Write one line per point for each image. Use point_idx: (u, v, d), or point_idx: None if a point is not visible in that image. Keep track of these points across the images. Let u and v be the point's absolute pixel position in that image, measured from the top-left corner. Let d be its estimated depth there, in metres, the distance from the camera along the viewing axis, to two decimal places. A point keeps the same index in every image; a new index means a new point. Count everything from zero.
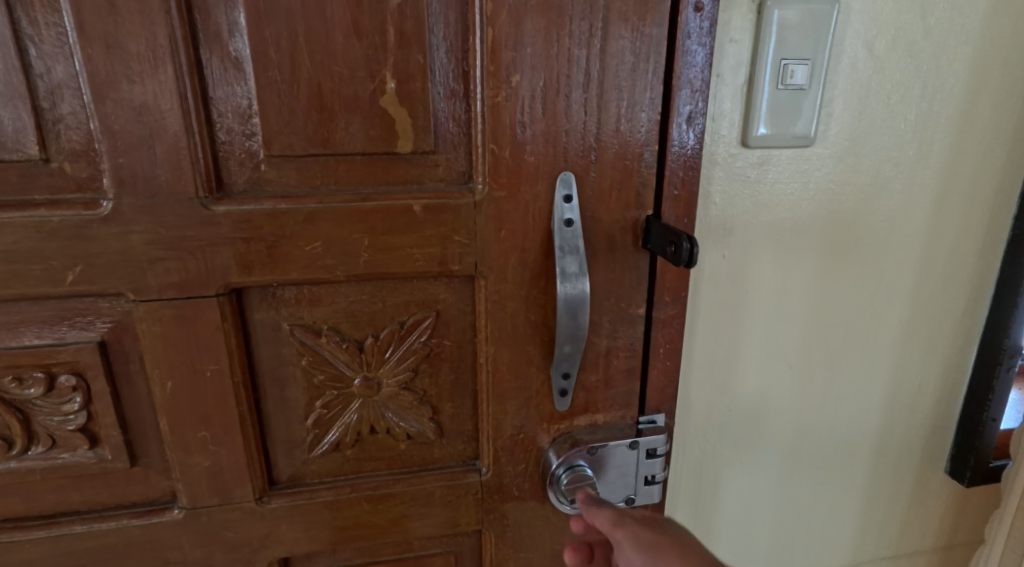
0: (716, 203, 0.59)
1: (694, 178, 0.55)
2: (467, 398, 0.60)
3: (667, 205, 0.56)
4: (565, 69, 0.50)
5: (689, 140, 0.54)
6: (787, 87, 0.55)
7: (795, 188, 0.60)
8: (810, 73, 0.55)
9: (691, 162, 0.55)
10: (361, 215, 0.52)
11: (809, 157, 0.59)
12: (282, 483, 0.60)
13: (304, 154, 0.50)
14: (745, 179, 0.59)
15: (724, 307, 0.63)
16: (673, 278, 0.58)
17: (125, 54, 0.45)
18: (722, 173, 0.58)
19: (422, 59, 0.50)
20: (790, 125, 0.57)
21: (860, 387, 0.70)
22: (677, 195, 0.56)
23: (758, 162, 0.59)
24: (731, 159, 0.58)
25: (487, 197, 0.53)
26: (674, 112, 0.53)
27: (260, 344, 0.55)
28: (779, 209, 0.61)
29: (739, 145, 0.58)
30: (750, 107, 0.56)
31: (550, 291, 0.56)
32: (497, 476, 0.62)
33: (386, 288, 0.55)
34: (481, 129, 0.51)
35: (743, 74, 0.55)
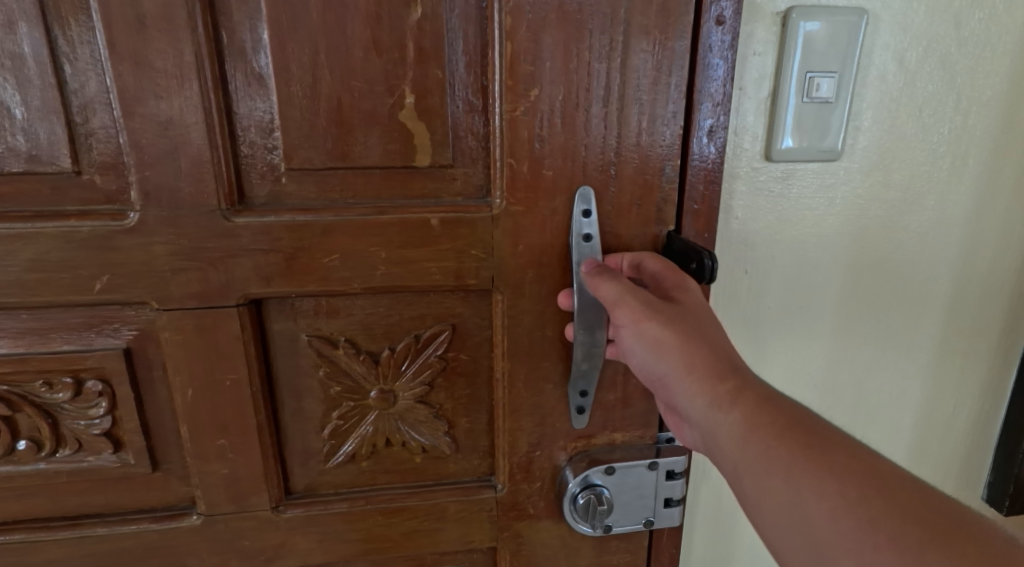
0: (737, 217, 0.58)
1: (714, 194, 0.54)
2: (483, 413, 0.60)
3: (688, 220, 0.55)
4: (585, 82, 0.50)
5: (711, 154, 0.53)
6: (813, 100, 0.54)
7: (820, 203, 0.58)
8: (837, 86, 0.54)
9: (711, 177, 0.54)
10: (378, 228, 0.52)
11: (836, 171, 0.57)
12: (298, 494, 0.60)
13: (323, 168, 0.51)
14: (768, 193, 0.57)
15: (744, 324, 0.61)
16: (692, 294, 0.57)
17: (153, 71, 0.47)
18: (744, 187, 0.57)
19: (441, 73, 0.50)
20: (815, 139, 0.55)
21: (889, 408, 0.67)
22: (697, 209, 0.55)
23: (782, 176, 0.57)
24: (754, 174, 0.57)
25: (505, 211, 0.52)
26: (696, 125, 0.52)
27: (279, 354, 0.56)
28: (804, 224, 0.59)
29: (763, 158, 0.56)
30: (774, 120, 0.55)
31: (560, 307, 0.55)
32: (512, 493, 0.61)
33: (402, 301, 0.56)
34: (499, 143, 0.51)
35: (767, 86, 0.54)
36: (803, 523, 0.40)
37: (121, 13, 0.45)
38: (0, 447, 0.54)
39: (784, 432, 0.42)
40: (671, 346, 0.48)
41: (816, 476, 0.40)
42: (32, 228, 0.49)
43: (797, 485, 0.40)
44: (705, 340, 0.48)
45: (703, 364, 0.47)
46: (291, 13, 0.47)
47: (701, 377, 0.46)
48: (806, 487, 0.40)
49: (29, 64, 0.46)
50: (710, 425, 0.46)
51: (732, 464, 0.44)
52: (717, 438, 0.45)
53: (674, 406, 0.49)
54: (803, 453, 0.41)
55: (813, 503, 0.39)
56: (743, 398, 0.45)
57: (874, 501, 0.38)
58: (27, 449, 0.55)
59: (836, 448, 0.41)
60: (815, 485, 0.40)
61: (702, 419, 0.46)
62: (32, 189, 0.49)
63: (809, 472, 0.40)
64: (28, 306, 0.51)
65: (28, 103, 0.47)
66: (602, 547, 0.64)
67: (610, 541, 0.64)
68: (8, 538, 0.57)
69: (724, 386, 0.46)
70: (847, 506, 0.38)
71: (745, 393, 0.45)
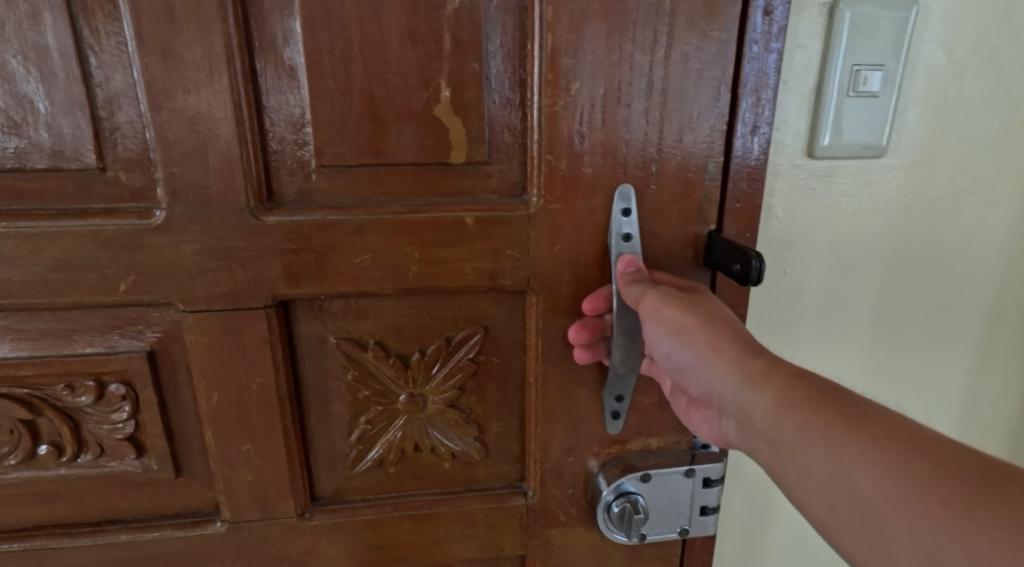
0: (777, 216, 0.56)
1: (756, 192, 0.52)
2: (515, 417, 0.58)
3: (728, 220, 0.53)
4: (626, 75, 0.48)
5: (754, 151, 0.51)
6: (860, 95, 0.52)
7: (862, 201, 0.56)
8: (884, 79, 0.52)
9: (754, 174, 0.52)
10: (410, 227, 0.50)
11: (879, 169, 0.55)
12: (324, 500, 0.59)
13: (354, 164, 0.49)
14: (809, 192, 0.55)
15: (780, 326, 0.59)
16: (732, 295, 0.55)
17: (181, 63, 0.45)
18: (784, 185, 0.55)
19: (478, 66, 0.48)
20: (860, 135, 0.53)
21: (928, 412, 0.65)
22: (739, 209, 0.53)
23: (824, 174, 0.55)
24: (795, 171, 0.55)
25: (542, 210, 0.51)
26: (739, 120, 0.50)
27: (306, 357, 0.54)
28: (845, 223, 0.57)
29: (805, 156, 0.54)
30: (817, 115, 0.53)
31: (585, 314, 0.54)
32: (543, 500, 0.60)
33: (434, 302, 0.54)
34: (538, 138, 0.49)
35: (811, 79, 0.52)
36: (852, 494, 0.38)
37: (149, 3, 0.44)
38: (21, 452, 0.53)
39: (819, 403, 0.40)
40: (692, 329, 0.46)
41: (859, 444, 0.38)
42: (57, 226, 0.47)
43: (839, 455, 0.38)
44: (727, 322, 0.47)
45: (726, 345, 0.45)
46: (324, 3, 0.45)
47: (726, 356, 0.45)
48: (847, 456, 0.38)
49: (54, 56, 0.45)
50: (743, 405, 0.44)
51: (768, 441, 0.42)
52: (751, 418, 0.43)
53: (703, 391, 0.48)
54: (842, 422, 0.39)
55: (859, 472, 0.37)
56: (773, 373, 0.43)
57: (924, 463, 0.35)
58: (48, 454, 0.53)
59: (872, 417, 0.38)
60: (857, 453, 0.37)
61: (736, 399, 0.44)
62: (56, 186, 0.47)
63: (850, 440, 0.38)
64: (51, 306, 0.49)
65: (52, 97, 0.45)
66: (634, 555, 0.62)
67: (642, 549, 0.62)
68: (28, 545, 0.55)
69: (751, 363, 0.44)
70: (895, 473, 0.36)
71: (775, 370, 0.43)
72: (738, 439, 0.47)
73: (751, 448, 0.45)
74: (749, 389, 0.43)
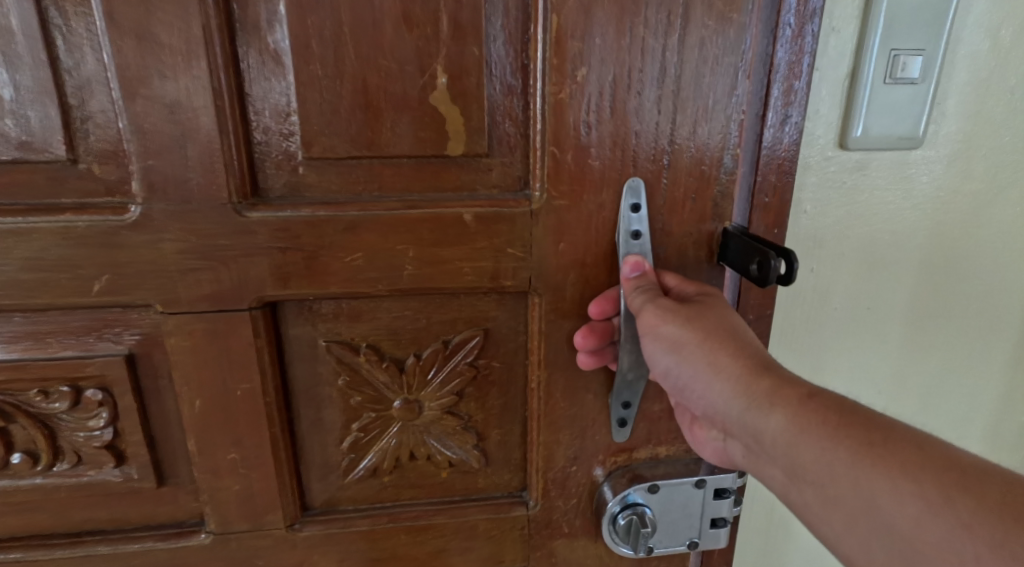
0: (806, 212, 0.52)
1: (787, 185, 0.49)
2: (517, 424, 0.55)
3: (755, 215, 0.50)
4: (638, 61, 0.45)
5: (786, 141, 0.48)
6: (898, 81, 0.48)
7: (895, 196, 0.53)
8: (924, 65, 0.48)
9: (785, 166, 0.49)
10: (406, 224, 0.47)
11: (915, 161, 0.52)
12: (315, 510, 0.56)
13: (346, 157, 0.46)
14: (841, 186, 0.52)
15: (807, 328, 0.56)
16: (758, 295, 0.52)
17: (157, 47, 0.42)
18: (815, 179, 0.52)
19: (478, 51, 0.45)
20: (895, 124, 0.50)
21: (958, 417, 0.62)
22: (768, 203, 0.50)
23: (856, 167, 0.52)
24: (825, 164, 0.51)
25: (546, 206, 0.47)
26: (770, 108, 0.47)
27: (296, 362, 0.51)
28: (877, 219, 0.53)
29: (837, 147, 0.51)
30: (851, 102, 0.49)
31: (592, 318, 0.50)
32: (546, 510, 0.57)
33: (431, 304, 0.51)
34: (542, 129, 0.46)
35: (846, 64, 0.48)
36: (884, 527, 0.35)
37: None
38: None
39: (836, 428, 0.38)
40: (691, 347, 0.44)
41: (888, 476, 0.35)
42: (25, 223, 0.44)
43: (866, 486, 0.36)
44: (729, 334, 0.44)
45: (730, 364, 0.43)
46: None
47: (731, 374, 0.43)
48: (875, 487, 0.36)
49: (18, 39, 0.41)
50: (753, 428, 0.41)
51: (786, 469, 0.40)
52: (764, 442, 0.41)
53: (707, 413, 0.45)
54: (867, 449, 0.36)
55: (889, 504, 0.35)
56: (783, 396, 0.40)
57: (962, 495, 0.33)
58: (23, 463, 0.50)
59: (896, 440, 0.36)
60: (887, 485, 0.35)
61: (744, 423, 0.42)
62: (25, 180, 0.44)
63: (878, 469, 0.36)
64: (21, 308, 0.46)
65: (18, 83, 0.42)
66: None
67: (650, 561, 0.59)
68: (4, 557, 0.53)
69: (758, 383, 0.42)
70: (932, 508, 0.34)
71: (784, 390, 0.41)
72: (744, 462, 0.45)
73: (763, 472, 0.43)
74: (758, 412, 0.41)
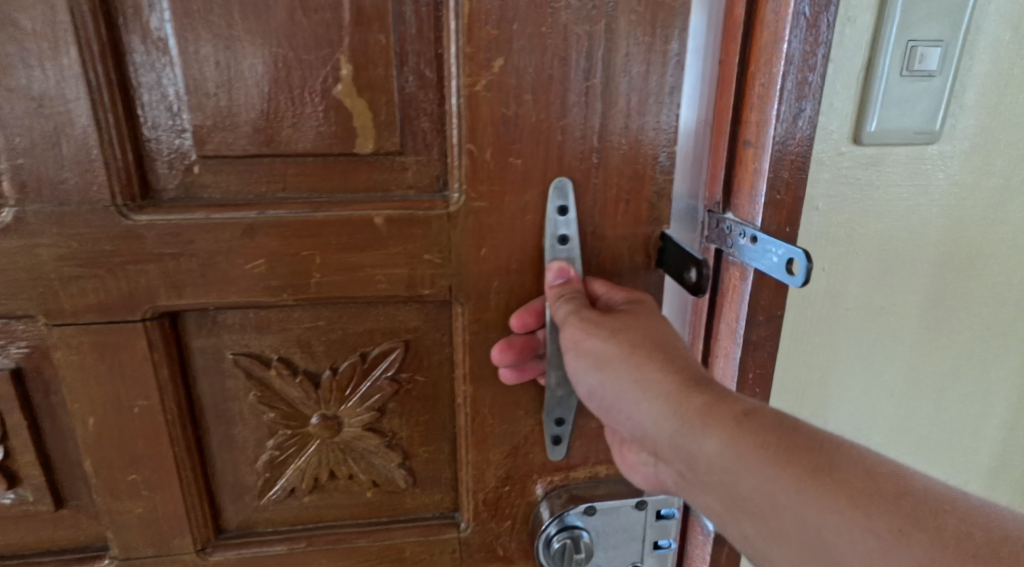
0: (818, 209, 0.50)
1: (801, 183, 0.43)
2: (446, 441, 0.52)
3: (765, 212, 0.43)
4: (561, 50, 0.41)
5: (801, 132, 0.42)
6: (914, 73, 0.46)
7: (911, 192, 0.51)
8: (941, 56, 0.46)
9: (798, 163, 0.43)
10: (310, 229, 0.43)
11: (930, 158, 0.50)
12: (231, 533, 0.52)
13: (244, 155, 0.42)
14: (854, 183, 0.49)
15: (821, 332, 0.54)
16: (769, 296, 0.46)
17: (22, 35, 0.38)
18: (828, 175, 0.49)
19: (385, 39, 0.41)
20: (907, 118, 0.48)
21: (971, 417, 0.61)
22: (780, 201, 0.43)
23: (870, 163, 0.49)
24: (839, 159, 0.48)
25: (465, 208, 0.43)
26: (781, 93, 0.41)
27: (202, 376, 0.48)
28: (893, 217, 0.51)
29: (851, 142, 0.48)
30: (865, 98, 0.47)
31: (513, 330, 0.47)
32: (480, 533, 0.53)
33: (346, 314, 0.47)
34: (458, 125, 0.42)
35: (863, 55, 0.46)
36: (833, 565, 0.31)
37: None
38: None
39: (775, 453, 0.34)
40: (616, 363, 0.40)
41: (835, 507, 0.31)
42: None
43: (813, 518, 0.32)
44: (654, 346, 0.40)
45: (659, 380, 0.39)
46: None
47: (660, 392, 0.39)
48: (821, 519, 0.32)
49: None
50: (686, 452, 0.37)
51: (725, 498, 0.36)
52: (700, 468, 0.37)
53: (636, 434, 0.41)
54: (811, 477, 0.33)
55: (839, 539, 0.31)
56: (716, 417, 0.36)
57: (919, 529, 0.29)
58: None
59: (839, 466, 0.32)
60: (837, 519, 0.31)
61: (677, 447, 0.38)
62: None
63: (823, 500, 0.32)
64: None
65: None
66: None
67: None
68: None
69: (690, 402, 0.37)
70: (886, 545, 0.29)
71: (718, 409, 0.37)
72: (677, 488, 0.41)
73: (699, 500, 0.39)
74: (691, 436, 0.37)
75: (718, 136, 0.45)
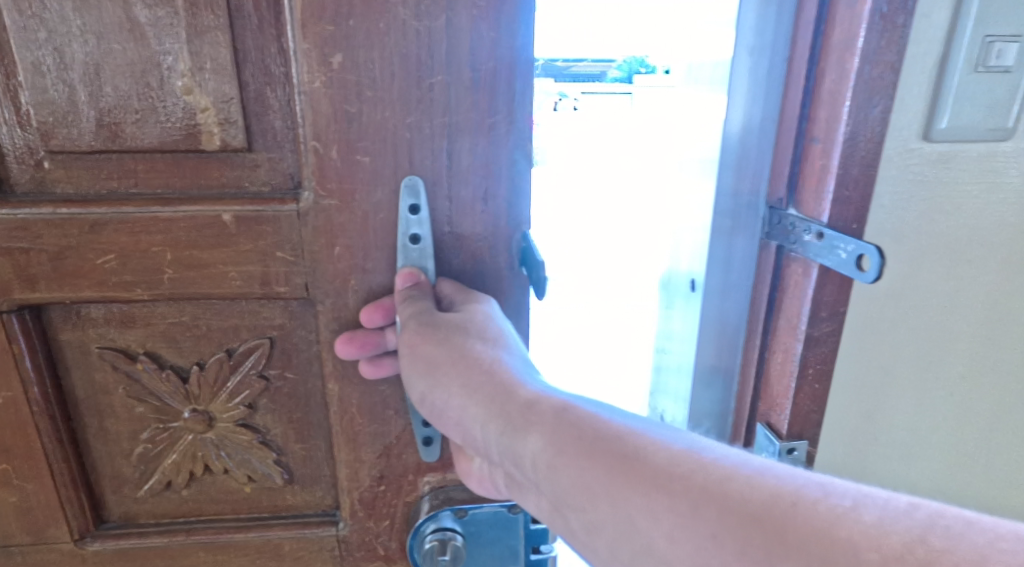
0: (886, 202, 0.70)
1: (867, 177, 0.66)
2: (322, 439, 0.51)
3: (838, 207, 0.67)
4: (402, 46, 0.40)
5: (879, 128, 0.64)
6: (990, 68, 0.62)
7: (979, 189, 0.69)
8: (1018, 51, 0.61)
9: (867, 162, 0.65)
10: (159, 225, 0.43)
11: (1003, 154, 0.68)
12: (112, 524, 0.53)
13: (90, 151, 0.42)
14: (924, 174, 0.68)
15: (877, 303, 0.74)
16: (835, 282, 0.71)
17: None
18: (898, 167, 0.68)
19: (222, 33, 0.40)
20: (977, 119, 0.65)
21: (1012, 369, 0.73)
22: (849, 195, 0.66)
23: (941, 155, 0.67)
24: (909, 154, 0.67)
25: (314, 206, 0.43)
26: (870, 109, 0.63)
27: (70, 368, 0.48)
28: (953, 205, 0.70)
29: (921, 139, 0.66)
30: (940, 94, 0.63)
31: (363, 327, 0.45)
32: (359, 532, 0.53)
33: (210, 310, 0.47)
34: (303, 123, 0.41)
35: (937, 50, 0.61)
36: (645, 555, 0.31)
37: None
38: None
39: (587, 444, 0.34)
40: (445, 369, 0.41)
41: (641, 493, 0.31)
42: None
43: (624, 509, 0.32)
44: (487, 347, 0.41)
45: (487, 382, 0.39)
46: None
47: (486, 392, 0.39)
48: (631, 508, 0.32)
49: None
50: (511, 452, 0.37)
51: (549, 498, 0.36)
52: (524, 468, 0.37)
53: (470, 441, 0.41)
54: (618, 466, 0.33)
55: (646, 526, 0.31)
56: (536, 413, 0.37)
57: (710, 504, 0.30)
58: None
59: (643, 452, 0.33)
60: (643, 504, 0.31)
61: (503, 449, 0.38)
62: None
63: (630, 488, 0.32)
64: None
65: None
66: None
67: None
68: None
69: (514, 402, 0.38)
70: (683, 522, 0.30)
71: (539, 404, 0.37)
72: (513, 492, 0.41)
73: (531, 502, 0.39)
74: (514, 436, 0.37)
75: (783, 131, 0.73)
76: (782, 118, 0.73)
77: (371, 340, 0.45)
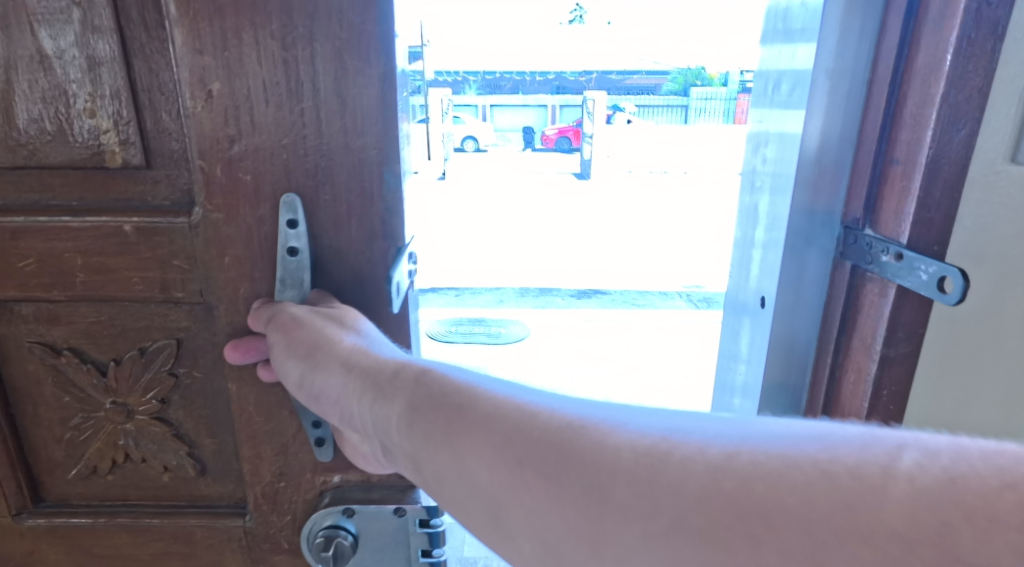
0: (969, 221, 0.70)
1: (948, 202, 0.71)
2: (229, 435, 0.55)
3: (915, 228, 0.72)
4: (273, 75, 0.44)
5: (959, 152, 0.69)
6: None
7: None
8: None
9: (948, 184, 0.70)
10: (70, 233, 0.48)
11: None
12: (48, 503, 0.58)
13: (13, 166, 0.48)
14: (1011, 194, 0.68)
15: (957, 322, 0.73)
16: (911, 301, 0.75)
17: None
18: (984, 187, 0.69)
19: (119, 63, 0.45)
20: None
21: None
22: (931, 217, 0.71)
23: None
24: (996, 175, 0.68)
25: (203, 220, 0.47)
26: (955, 132, 0.68)
27: (6, 359, 0.54)
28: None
29: (1007, 160, 0.67)
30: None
31: (251, 332, 0.50)
32: (263, 524, 0.56)
33: (123, 311, 0.52)
34: (192, 143, 0.46)
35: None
36: (475, 494, 0.35)
37: None
38: None
39: (435, 400, 0.39)
40: (321, 359, 0.44)
41: (470, 437, 0.36)
42: None
43: (458, 454, 0.36)
44: (355, 337, 0.45)
45: (360, 358, 0.43)
46: None
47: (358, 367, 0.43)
48: (463, 454, 0.36)
49: None
50: (377, 419, 0.42)
51: (408, 457, 0.40)
52: (388, 432, 0.41)
53: (347, 419, 0.45)
54: (454, 417, 0.37)
55: (474, 467, 0.35)
56: (398, 380, 0.41)
57: (524, 436, 0.34)
58: None
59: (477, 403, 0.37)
60: (474, 446, 0.35)
61: (371, 417, 0.42)
62: None
63: (462, 436, 0.36)
64: None
65: None
66: None
67: None
68: None
69: (382, 371, 0.42)
70: (501, 455, 0.34)
71: (403, 370, 0.42)
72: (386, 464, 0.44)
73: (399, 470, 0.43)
74: (379, 402, 0.41)
75: (859, 153, 0.79)
76: (860, 140, 0.79)
77: (256, 345, 0.49)
